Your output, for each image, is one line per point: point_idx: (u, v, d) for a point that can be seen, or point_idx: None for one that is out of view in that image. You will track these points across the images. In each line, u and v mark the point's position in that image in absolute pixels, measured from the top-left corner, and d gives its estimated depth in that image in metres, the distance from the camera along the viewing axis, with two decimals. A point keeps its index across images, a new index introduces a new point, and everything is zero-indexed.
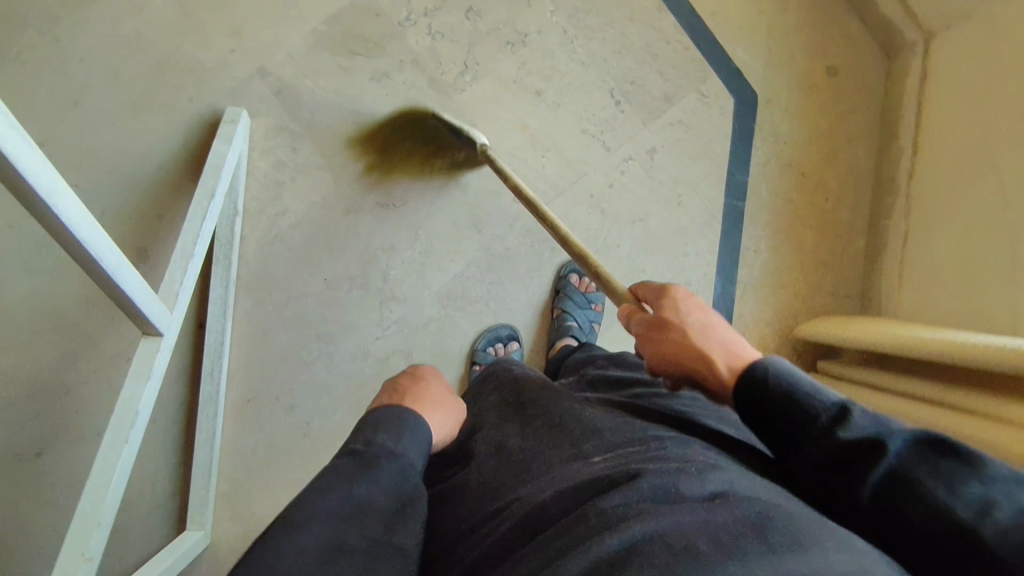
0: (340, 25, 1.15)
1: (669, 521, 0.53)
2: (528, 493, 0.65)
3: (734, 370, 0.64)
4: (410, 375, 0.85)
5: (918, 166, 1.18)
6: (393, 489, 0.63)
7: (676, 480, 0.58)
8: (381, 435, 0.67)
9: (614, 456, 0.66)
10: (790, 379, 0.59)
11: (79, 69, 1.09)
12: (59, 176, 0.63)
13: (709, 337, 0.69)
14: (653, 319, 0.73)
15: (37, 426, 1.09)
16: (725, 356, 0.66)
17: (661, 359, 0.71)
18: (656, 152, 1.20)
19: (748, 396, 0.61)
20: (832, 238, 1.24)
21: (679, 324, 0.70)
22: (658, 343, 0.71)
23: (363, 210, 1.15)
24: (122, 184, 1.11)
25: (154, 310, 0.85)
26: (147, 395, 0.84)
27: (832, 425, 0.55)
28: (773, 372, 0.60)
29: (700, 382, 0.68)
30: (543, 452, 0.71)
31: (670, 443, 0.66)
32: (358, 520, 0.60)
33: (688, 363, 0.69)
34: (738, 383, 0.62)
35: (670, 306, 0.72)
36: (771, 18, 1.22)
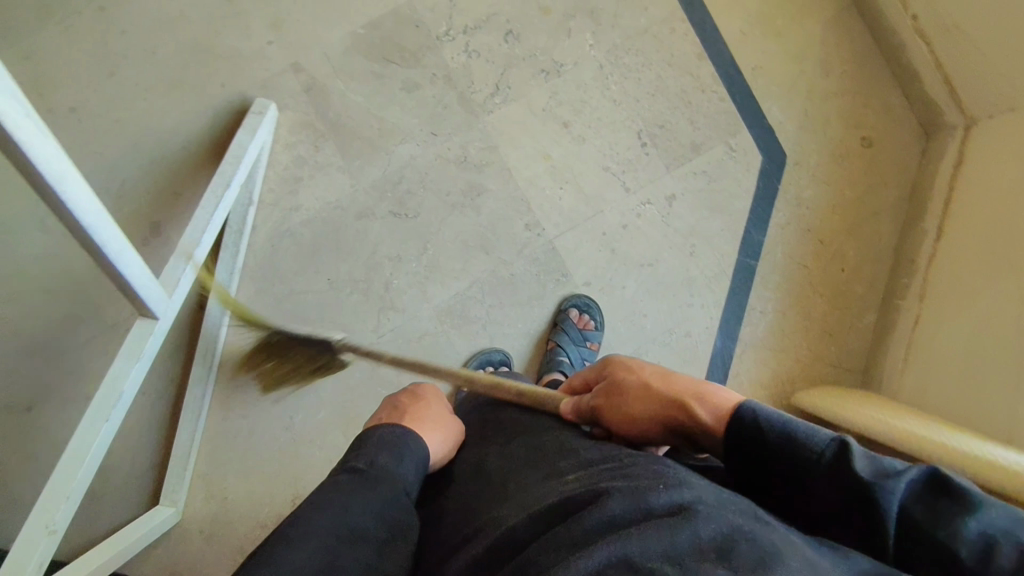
0: (379, 32, 1.16)
1: (634, 545, 0.49)
2: (500, 517, 0.61)
3: (718, 411, 0.59)
4: (410, 395, 0.84)
5: (939, 253, 1.15)
6: (387, 513, 0.63)
7: (644, 496, 0.54)
8: (383, 456, 0.68)
9: (586, 472, 0.61)
10: (777, 420, 0.55)
11: (120, 41, 1.11)
12: (71, 165, 0.64)
13: (673, 386, 0.65)
14: (609, 385, 0.71)
15: (27, 383, 1.10)
16: (703, 396, 0.61)
17: (633, 417, 0.66)
18: (675, 199, 1.19)
19: (744, 445, 0.56)
20: (843, 311, 1.22)
21: (636, 378, 0.68)
22: (628, 405, 0.67)
23: (375, 216, 1.16)
24: (146, 158, 1.13)
25: (153, 295, 0.86)
26: (134, 377, 0.85)
27: (834, 465, 0.50)
28: (763, 414, 0.56)
29: (687, 431, 0.62)
30: (520, 472, 0.67)
31: (643, 459, 0.61)
32: (350, 543, 0.59)
33: (667, 414, 0.64)
34: (732, 432, 0.57)
35: (623, 369, 0.70)
36: (811, 80, 1.21)
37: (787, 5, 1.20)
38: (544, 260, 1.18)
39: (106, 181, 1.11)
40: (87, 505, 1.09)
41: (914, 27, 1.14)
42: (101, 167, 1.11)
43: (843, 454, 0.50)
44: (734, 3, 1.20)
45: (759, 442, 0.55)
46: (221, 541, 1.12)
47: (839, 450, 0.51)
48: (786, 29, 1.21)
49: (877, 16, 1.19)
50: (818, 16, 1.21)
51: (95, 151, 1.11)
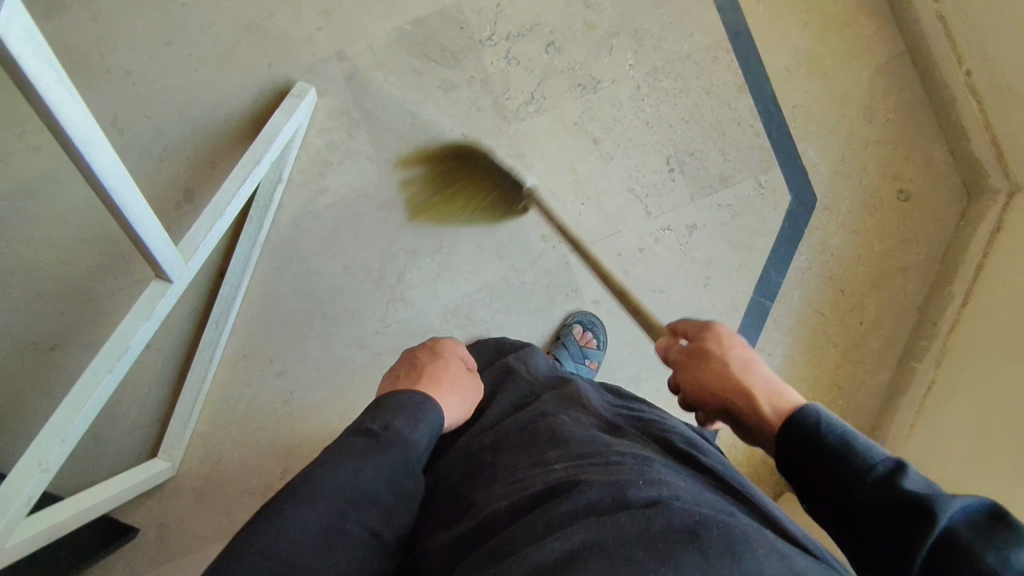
0: (424, 30, 1.18)
1: (609, 531, 0.50)
2: (486, 498, 0.62)
3: (781, 412, 0.57)
4: (430, 351, 0.86)
5: (963, 319, 1.11)
6: (396, 479, 0.63)
7: (621, 490, 0.55)
8: (399, 420, 0.68)
9: (571, 462, 0.62)
10: (839, 429, 0.52)
11: (180, 12, 1.17)
12: (98, 128, 0.68)
13: (751, 373, 0.63)
14: (693, 349, 0.68)
15: (53, 325, 1.15)
16: (772, 396, 0.59)
17: (696, 389, 0.65)
18: (696, 229, 1.18)
19: (791, 445, 0.54)
20: (856, 364, 1.18)
21: (720, 356, 0.65)
22: (699, 374, 0.66)
23: (396, 208, 1.18)
24: (189, 126, 1.18)
25: (170, 259, 0.90)
26: (141, 333, 0.89)
27: (886, 480, 0.48)
28: (825, 420, 0.53)
29: (739, 418, 0.61)
30: (511, 454, 0.68)
31: (631, 458, 0.62)
32: (359, 505, 0.59)
33: (729, 398, 0.62)
34: (785, 428, 0.55)
35: (712, 338, 0.67)
36: (853, 126, 1.18)
37: (838, 46, 1.18)
38: (555, 273, 1.18)
39: (150, 143, 1.17)
40: (92, 447, 1.14)
41: (967, 82, 1.10)
42: (146, 130, 1.17)
43: (897, 471, 0.48)
44: (783, 38, 1.18)
45: (809, 444, 0.53)
46: (209, 501, 1.16)
47: (893, 469, 0.49)
48: (834, 70, 1.18)
49: (931, 68, 1.15)
50: (869, 61, 1.18)
51: (144, 114, 1.17)
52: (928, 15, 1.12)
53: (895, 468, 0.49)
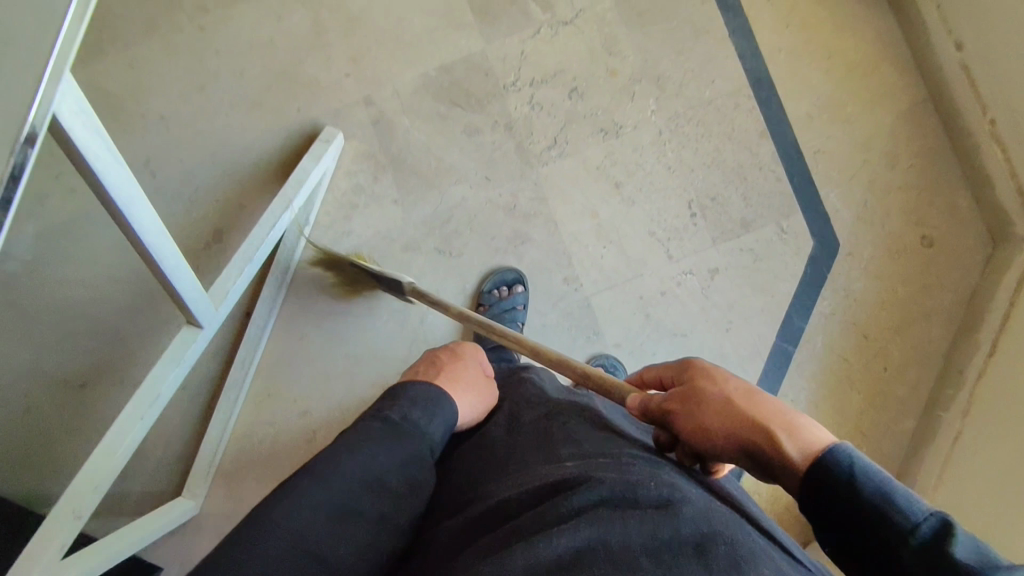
0: (450, 76, 1.21)
1: (615, 529, 0.53)
2: (498, 490, 0.65)
3: (801, 450, 0.54)
4: (450, 351, 0.91)
5: (990, 369, 1.10)
6: (409, 466, 0.66)
7: (633, 487, 0.57)
8: (415, 411, 0.71)
9: (583, 460, 0.64)
10: (877, 478, 0.50)
11: (213, 59, 1.20)
12: (140, 191, 0.70)
13: (756, 406, 0.59)
14: (682, 391, 0.64)
15: (84, 362, 1.18)
16: (792, 432, 0.56)
17: (699, 433, 0.60)
18: (717, 273, 1.18)
19: (824, 491, 0.51)
20: (880, 411, 1.18)
21: (718, 392, 0.61)
22: (700, 416, 0.61)
23: (420, 250, 1.20)
24: (220, 169, 1.21)
25: (201, 306, 0.91)
26: (171, 379, 0.91)
27: (931, 544, 0.46)
28: (854, 463, 0.51)
29: (758, 459, 0.57)
30: (525, 452, 0.70)
31: (642, 458, 0.64)
32: (372, 487, 0.63)
33: (739, 437, 0.58)
34: (815, 475, 0.52)
35: (703, 374, 0.63)
36: (876, 171, 1.18)
37: (859, 93, 1.18)
38: (576, 315, 1.19)
39: (181, 185, 1.20)
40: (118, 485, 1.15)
41: (991, 131, 1.11)
42: (179, 173, 1.20)
43: (942, 533, 0.46)
44: (805, 84, 1.19)
45: (841, 493, 0.51)
46: None
47: (936, 528, 0.46)
48: (856, 116, 1.18)
49: (955, 116, 1.15)
50: (891, 107, 1.18)
51: (176, 157, 1.20)
52: (952, 64, 1.13)
53: (939, 525, 0.46)
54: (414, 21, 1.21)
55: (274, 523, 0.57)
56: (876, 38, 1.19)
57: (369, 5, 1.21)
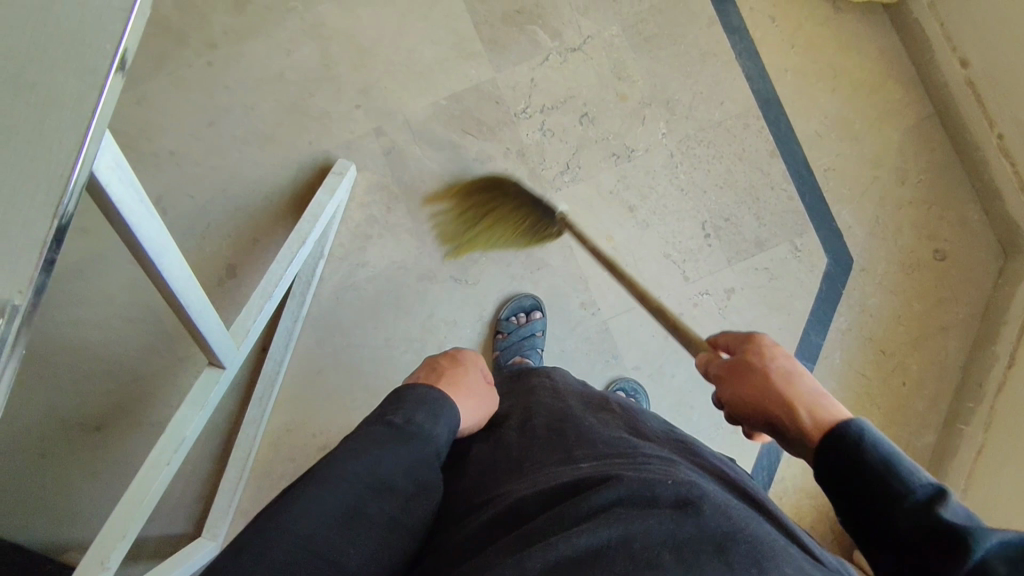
0: (460, 104, 1.21)
1: (636, 529, 0.53)
2: (512, 489, 0.64)
3: (821, 423, 0.55)
4: (451, 358, 0.89)
5: (1010, 381, 1.11)
6: (416, 470, 0.64)
7: (651, 487, 0.57)
8: (419, 414, 0.69)
9: (597, 461, 0.64)
10: (882, 449, 0.50)
11: (223, 94, 1.20)
12: (172, 240, 0.70)
13: (793, 383, 0.60)
14: (734, 362, 0.66)
15: (99, 404, 1.16)
16: (816, 411, 0.57)
17: (740, 401, 0.63)
18: (734, 293, 1.19)
19: (832, 456, 0.53)
20: (901, 426, 1.18)
21: (761, 367, 0.63)
22: (744, 387, 0.63)
23: (436, 279, 1.20)
24: (232, 204, 1.20)
25: (224, 347, 0.91)
26: (196, 422, 0.90)
27: (923, 508, 0.47)
28: (867, 434, 0.52)
29: (780, 430, 0.59)
30: (537, 452, 0.69)
31: (656, 458, 0.64)
32: (379, 491, 0.61)
33: (770, 410, 0.60)
34: (828, 441, 0.53)
35: (755, 351, 0.65)
36: (886, 187, 1.19)
37: (866, 111, 1.20)
38: (595, 340, 1.20)
39: (194, 221, 1.19)
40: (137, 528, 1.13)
41: (999, 146, 1.12)
42: (191, 209, 1.19)
43: (938, 501, 0.47)
44: (813, 103, 1.20)
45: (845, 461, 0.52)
46: None
47: (933, 497, 0.47)
48: (864, 133, 1.20)
49: (962, 132, 1.17)
50: (898, 124, 1.20)
51: (188, 194, 1.19)
52: (957, 81, 1.15)
53: (935, 496, 0.47)
54: (423, 51, 1.21)
55: (285, 527, 0.56)
56: (880, 56, 1.20)
57: (378, 37, 1.21)
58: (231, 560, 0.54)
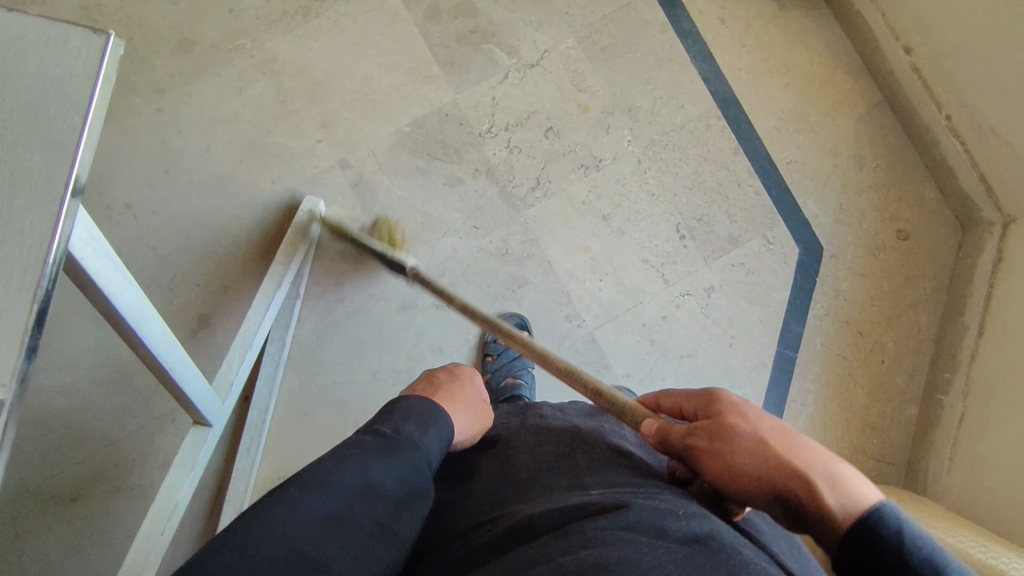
0: (424, 129, 1.19)
1: (645, 558, 0.52)
2: (519, 510, 0.63)
3: (853, 507, 0.49)
4: (449, 373, 0.87)
5: (982, 350, 1.16)
6: (405, 479, 0.62)
7: (664, 517, 0.56)
8: (409, 425, 0.66)
9: (608, 489, 0.63)
10: (922, 544, 0.47)
11: (176, 139, 1.15)
12: (151, 305, 0.66)
13: (797, 450, 0.52)
14: (711, 427, 0.56)
15: (73, 475, 1.10)
16: (840, 484, 0.50)
17: (732, 478, 0.53)
18: (714, 291, 1.21)
19: (881, 556, 0.47)
20: (884, 403, 1.22)
21: (753, 433, 0.54)
22: (735, 458, 0.53)
23: (418, 306, 1.18)
24: (197, 252, 1.15)
25: (210, 405, 0.86)
26: (187, 486, 0.86)
27: None
28: (908, 525, 0.48)
29: (797, 510, 0.51)
30: (545, 475, 0.68)
31: (669, 490, 0.63)
32: (367, 498, 0.59)
33: (780, 488, 0.51)
34: (874, 538, 0.47)
35: (732, 412, 0.56)
36: (846, 174, 1.23)
37: (820, 102, 1.24)
38: (584, 352, 1.19)
39: (158, 274, 1.14)
40: None
41: (948, 125, 1.18)
42: (153, 261, 1.14)
43: None
44: (769, 99, 1.23)
45: (886, 561, 0.47)
46: None
47: None
48: (820, 124, 1.23)
49: (911, 114, 1.22)
50: (851, 112, 1.24)
51: (149, 245, 1.14)
52: (902, 66, 1.20)
53: None
54: (381, 78, 1.19)
55: (266, 530, 0.54)
56: (827, 49, 1.25)
57: (333, 68, 1.19)
58: (206, 559, 0.52)
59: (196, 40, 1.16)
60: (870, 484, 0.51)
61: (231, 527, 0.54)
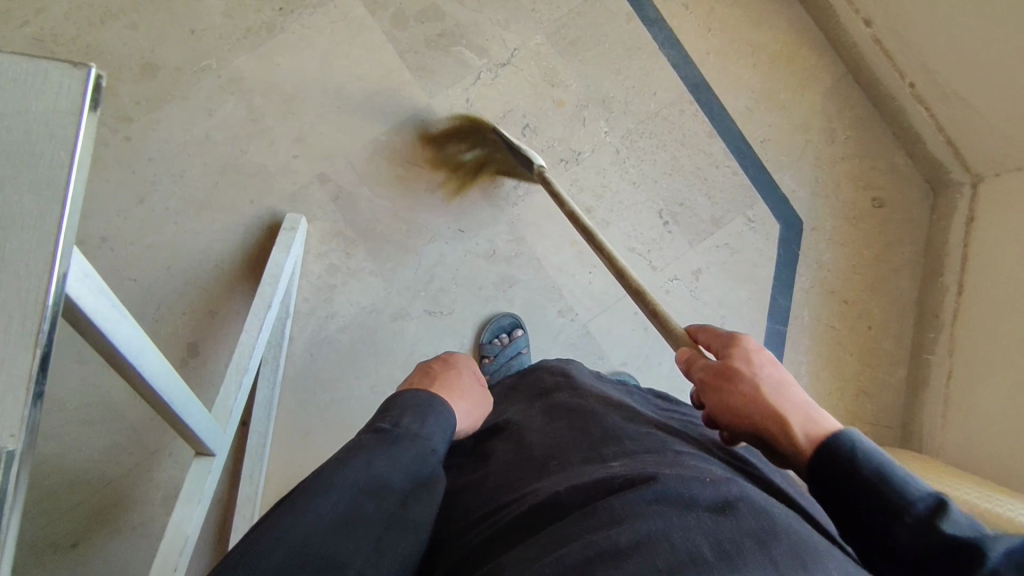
0: (401, 136, 1.19)
1: (676, 529, 0.53)
2: (544, 485, 0.64)
3: (817, 439, 0.61)
4: (443, 362, 0.89)
5: (964, 307, 1.20)
6: (411, 470, 0.63)
7: (689, 485, 0.58)
8: (407, 418, 0.68)
9: (629, 460, 0.65)
10: (877, 460, 0.57)
11: (148, 167, 1.12)
12: (149, 339, 0.65)
13: (781, 395, 0.65)
14: (720, 368, 0.68)
15: (72, 520, 1.07)
16: (812, 423, 0.62)
17: (726, 411, 0.66)
18: (701, 274, 1.22)
19: (832, 470, 0.58)
20: (874, 367, 1.25)
21: (751, 377, 0.66)
22: (727, 396, 0.66)
23: (410, 316, 1.17)
24: (181, 279, 1.13)
25: (212, 433, 0.85)
26: (196, 519, 0.84)
27: (924, 520, 0.53)
28: (863, 448, 0.58)
29: (771, 441, 0.64)
30: (564, 451, 0.69)
31: (688, 456, 0.65)
32: (375, 494, 0.60)
33: (760, 422, 0.64)
34: (828, 456, 0.58)
35: (740, 359, 0.68)
36: (819, 148, 1.26)
37: (787, 79, 1.26)
38: (579, 345, 1.22)
39: (142, 305, 1.12)
40: None
41: (913, 94, 1.21)
42: (136, 292, 1.12)
43: (936, 510, 0.53)
44: (738, 80, 1.25)
45: (845, 472, 0.57)
46: None
47: (932, 507, 0.54)
48: (790, 102, 1.26)
49: (876, 85, 1.25)
50: (819, 87, 1.26)
51: (130, 277, 1.11)
52: (864, 39, 1.23)
53: (932, 506, 0.54)
54: (352, 89, 1.18)
55: (279, 539, 0.55)
56: (791, 27, 1.26)
57: (302, 82, 1.17)
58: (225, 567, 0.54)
59: (159, 63, 1.13)
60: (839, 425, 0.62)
61: (249, 539, 0.56)
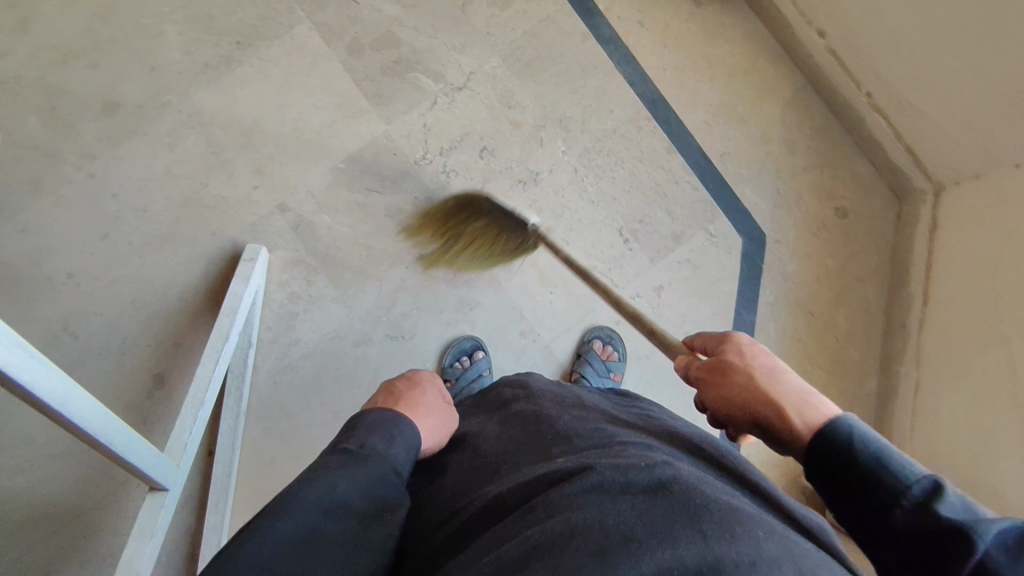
0: (359, 163, 1.20)
1: (608, 513, 0.53)
2: (492, 488, 0.64)
3: (810, 424, 0.56)
4: (407, 380, 0.89)
5: (929, 316, 1.19)
6: (375, 489, 0.63)
7: (626, 470, 0.57)
8: (373, 438, 0.69)
9: (574, 455, 0.65)
10: (874, 443, 0.52)
11: (111, 203, 1.14)
12: (75, 384, 0.67)
13: (777, 381, 0.61)
14: (713, 363, 0.66)
15: (40, 555, 1.08)
16: (802, 407, 0.57)
17: (722, 402, 0.64)
18: (663, 290, 1.22)
19: (825, 454, 0.53)
20: (843, 379, 1.24)
21: (743, 368, 0.63)
22: (725, 387, 0.63)
23: (372, 341, 1.18)
24: (147, 312, 1.15)
25: (164, 469, 0.87)
26: (148, 554, 0.84)
27: (922, 505, 0.47)
28: (859, 433, 0.53)
29: (767, 429, 0.59)
30: (514, 452, 0.69)
31: (631, 446, 0.65)
32: (337, 514, 0.59)
33: (755, 411, 0.60)
34: (821, 442, 0.54)
35: (733, 350, 0.65)
36: (779, 160, 1.26)
37: (745, 92, 1.26)
38: (539, 363, 1.24)
39: (109, 339, 1.13)
40: None
41: (870, 103, 1.21)
42: (102, 327, 1.13)
43: (932, 494, 0.48)
44: (696, 95, 1.25)
45: (842, 456, 0.52)
46: None
47: (928, 491, 0.48)
48: (749, 115, 1.26)
49: (835, 94, 1.25)
50: (777, 99, 1.26)
51: (96, 312, 1.13)
52: (820, 50, 1.23)
53: (928, 489, 0.48)
54: (309, 119, 1.19)
55: (235, 562, 0.53)
56: (748, 40, 1.26)
57: (259, 114, 1.18)
58: None
59: (119, 100, 1.15)
60: (839, 410, 0.57)
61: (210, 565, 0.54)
